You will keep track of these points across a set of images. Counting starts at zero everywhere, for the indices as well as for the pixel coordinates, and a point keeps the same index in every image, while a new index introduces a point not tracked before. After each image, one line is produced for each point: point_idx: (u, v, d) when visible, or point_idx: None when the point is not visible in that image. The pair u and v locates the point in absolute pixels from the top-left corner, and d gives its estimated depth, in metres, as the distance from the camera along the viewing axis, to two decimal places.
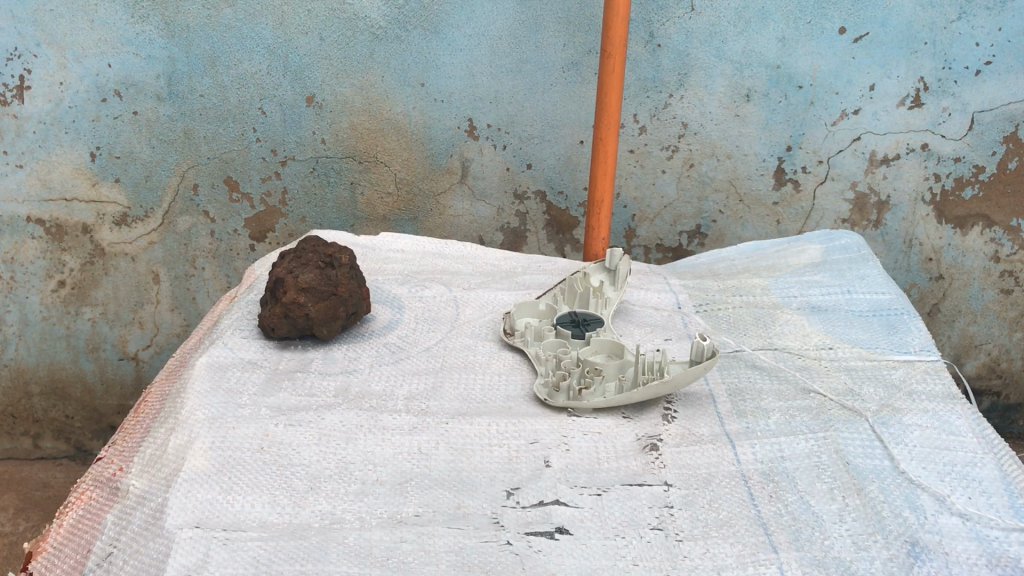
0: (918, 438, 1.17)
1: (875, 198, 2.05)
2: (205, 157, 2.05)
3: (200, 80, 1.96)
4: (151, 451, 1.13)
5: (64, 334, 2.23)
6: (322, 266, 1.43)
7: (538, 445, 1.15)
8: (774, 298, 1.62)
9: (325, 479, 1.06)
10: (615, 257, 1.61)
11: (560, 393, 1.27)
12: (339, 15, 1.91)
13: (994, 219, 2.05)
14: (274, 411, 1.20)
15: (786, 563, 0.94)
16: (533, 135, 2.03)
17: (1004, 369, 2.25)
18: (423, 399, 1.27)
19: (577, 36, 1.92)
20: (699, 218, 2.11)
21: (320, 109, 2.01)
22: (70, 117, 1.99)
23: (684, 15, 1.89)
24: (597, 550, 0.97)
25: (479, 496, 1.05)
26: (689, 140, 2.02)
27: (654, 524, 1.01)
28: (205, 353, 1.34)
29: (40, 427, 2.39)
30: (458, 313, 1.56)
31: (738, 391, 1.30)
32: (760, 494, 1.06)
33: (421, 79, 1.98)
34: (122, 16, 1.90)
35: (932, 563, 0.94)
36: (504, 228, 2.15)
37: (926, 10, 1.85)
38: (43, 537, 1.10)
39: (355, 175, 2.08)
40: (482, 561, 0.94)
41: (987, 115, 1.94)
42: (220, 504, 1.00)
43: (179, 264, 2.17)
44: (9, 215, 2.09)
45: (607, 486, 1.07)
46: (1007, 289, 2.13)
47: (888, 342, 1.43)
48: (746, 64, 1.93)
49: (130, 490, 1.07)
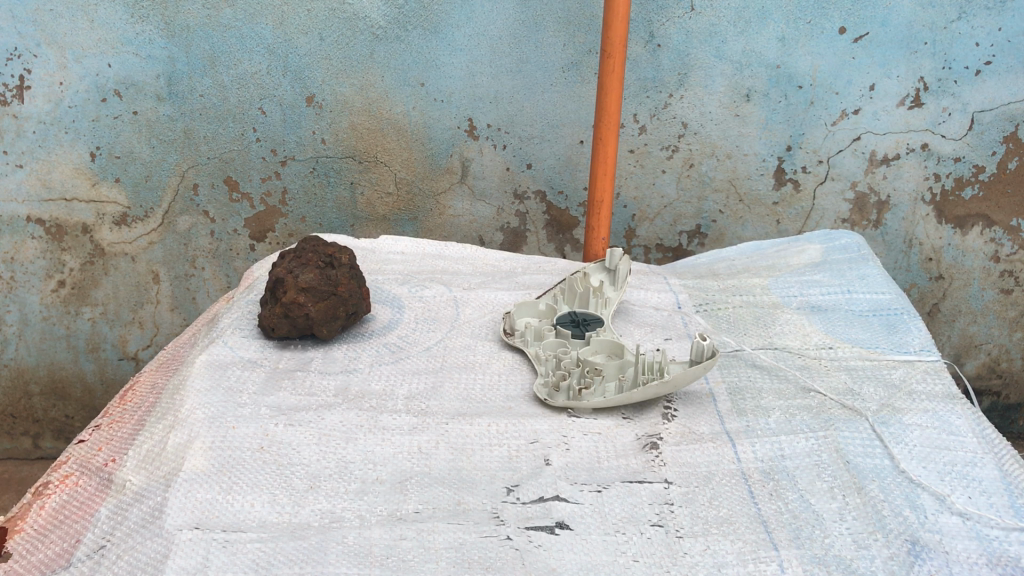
0: (918, 438, 1.17)
1: (875, 198, 2.05)
2: (205, 157, 2.05)
3: (200, 80, 1.96)
4: (148, 448, 1.13)
5: (63, 334, 2.23)
6: (322, 266, 1.43)
7: (538, 445, 1.15)
8: (774, 298, 1.62)
9: (324, 479, 1.06)
10: (615, 257, 1.61)
11: (560, 392, 1.27)
12: (339, 15, 1.91)
13: (994, 219, 2.05)
14: (275, 410, 1.20)
15: (787, 560, 0.94)
16: (533, 135, 2.03)
17: (1004, 369, 2.25)
18: (423, 399, 1.27)
19: (577, 36, 1.92)
20: (699, 218, 2.11)
21: (320, 109, 2.01)
22: (70, 117, 1.99)
23: (684, 15, 1.89)
24: (597, 546, 0.97)
25: (480, 492, 1.05)
26: (689, 140, 2.02)
27: (654, 520, 1.01)
28: (205, 352, 1.34)
29: (40, 427, 2.39)
30: (458, 313, 1.56)
31: (738, 390, 1.30)
32: (760, 493, 1.06)
33: (421, 79, 1.98)
34: (122, 16, 1.90)
35: (931, 562, 0.94)
36: (504, 227, 2.15)
37: (926, 10, 1.85)
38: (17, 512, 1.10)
39: (355, 175, 2.08)
40: (482, 556, 0.93)
41: (987, 115, 1.93)
42: (220, 504, 1.00)
43: (179, 264, 2.17)
44: (8, 215, 2.09)
45: (608, 483, 1.07)
46: (1007, 289, 2.12)
47: (888, 342, 1.43)
48: (746, 64, 1.93)
49: (127, 485, 1.07)
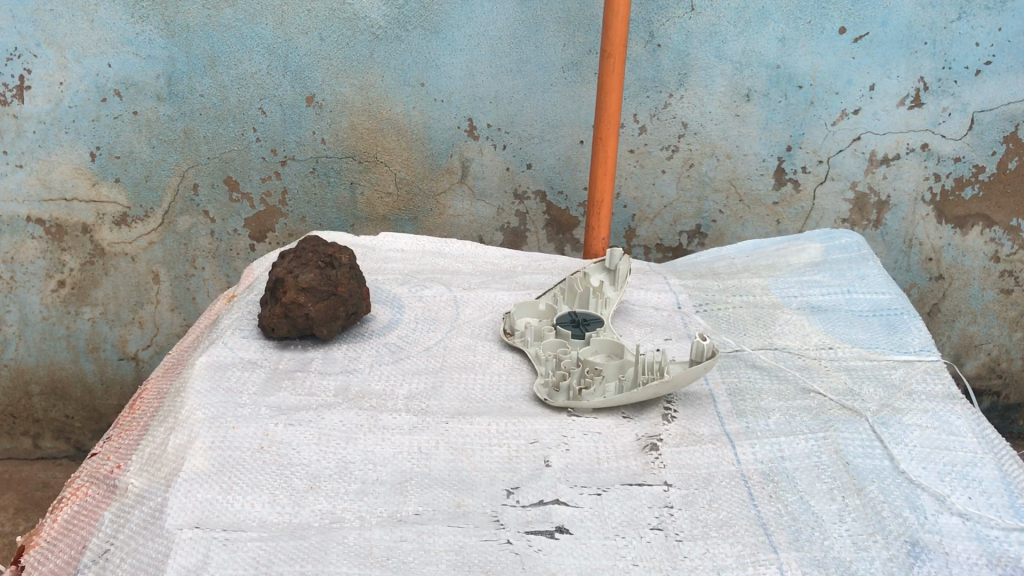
0: (918, 438, 1.17)
1: (875, 198, 2.05)
2: (205, 156, 2.05)
3: (200, 80, 1.96)
4: (150, 451, 1.13)
5: (64, 334, 2.23)
6: (322, 266, 1.43)
7: (538, 445, 1.15)
8: (774, 298, 1.62)
9: (325, 479, 1.06)
10: (615, 257, 1.61)
11: (559, 392, 1.27)
12: (339, 15, 1.91)
13: (994, 219, 2.05)
14: (275, 410, 1.20)
15: (786, 563, 0.94)
16: (533, 135, 2.03)
17: (1004, 369, 2.25)
18: (423, 399, 1.27)
19: (576, 36, 1.92)
20: (699, 218, 2.12)
21: (320, 109, 2.01)
22: (70, 117, 1.99)
23: (683, 15, 1.89)
24: (597, 550, 0.97)
25: (480, 494, 1.05)
26: (689, 140, 2.02)
27: (654, 524, 1.01)
28: (205, 353, 1.34)
29: (40, 427, 2.39)
30: (458, 313, 1.56)
31: (738, 391, 1.30)
32: (760, 494, 1.07)
33: (421, 79, 1.98)
34: (122, 16, 1.90)
35: (931, 563, 0.94)
36: (504, 227, 2.15)
37: (926, 10, 1.85)
38: (37, 532, 1.11)
39: (355, 175, 2.08)
40: (481, 560, 0.93)
41: (987, 115, 1.93)
42: (220, 504, 1.00)
43: (179, 264, 2.17)
44: (9, 215, 2.09)
45: (607, 486, 1.07)
46: (1006, 289, 2.12)
47: (888, 342, 1.43)
48: (746, 64, 1.93)
49: (129, 488, 1.07)
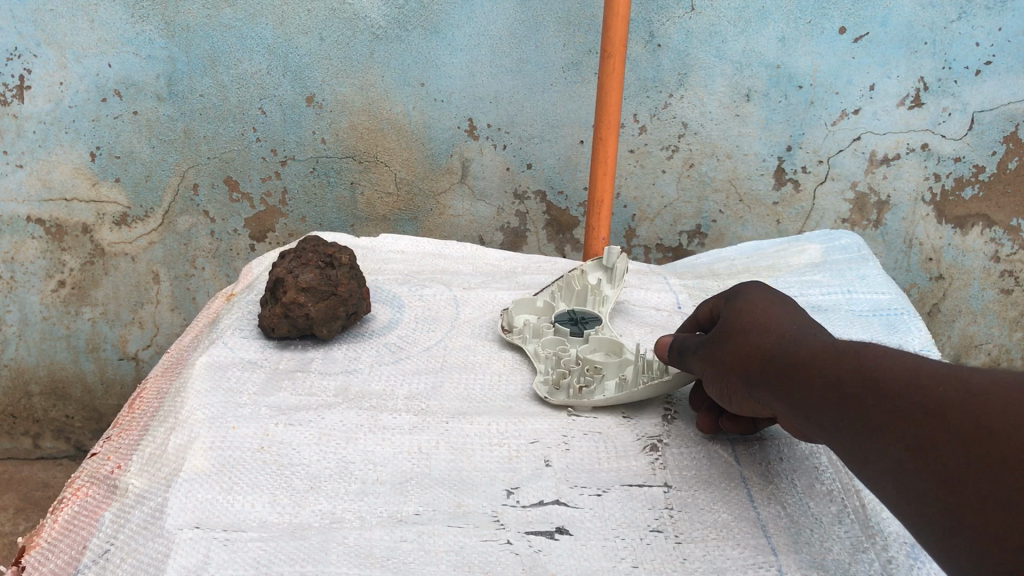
0: None
1: (875, 198, 2.05)
2: (205, 156, 2.05)
3: (200, 81, 1.96)
4: (150, 451, 1.13)
5: (64, 334, 2.23)
6: (322, 266, 1.43)
7: (538, 445, 1.15)
8: None
9: (325, 479, 1.06)
10: (612, 255, 1.61)
11: (559, 390, 1.27)
12: (339, 15, 1.91)
13: (994, 219, 2.05)
14: (274, 410, 1.20)
15: (786, 566, 0.94)
16: (533, 135, 2.03)
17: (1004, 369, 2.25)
18: (423, 399, 1.27)
19: (576, 36, 1.92)
20: (698, 218, 2.12)
21: (320, 109, 2.01)
22: (70, 117, 1.99)
23: (684, 15, 1.88)
24: (596, 551, 0.96)
25: (480, 495, 1.05)
26: (689, 140, 2.02)
27: (654, 526, 1.01)
28: (205, 353, 1.34)
29: (40, 427, 2.39)
30: (458, 313, 1.56)
31: None
32: (760, 495, 1.06)
33: (421, 79, 1.98)
34: (122, 16, 1.90)
35: (929, 565, 0.95)
36: (504, 227, 2.16)
37: (926, 10, 1.85)
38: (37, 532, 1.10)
39: (355, 175, 2.08)
40: (482, 560, 0.93)
41: (987, 115, 1.93)
42: (220, 504, 1.00)
43: (179, 264, 2.17)
44: (9, 215, 2.09)
45: (608, 487, 1.07)
46: (1006, 289, 2.13)
47: (888, 341, 1.42)
48: (746, 64, 1.93)
49: (129, 488, 1.07)
